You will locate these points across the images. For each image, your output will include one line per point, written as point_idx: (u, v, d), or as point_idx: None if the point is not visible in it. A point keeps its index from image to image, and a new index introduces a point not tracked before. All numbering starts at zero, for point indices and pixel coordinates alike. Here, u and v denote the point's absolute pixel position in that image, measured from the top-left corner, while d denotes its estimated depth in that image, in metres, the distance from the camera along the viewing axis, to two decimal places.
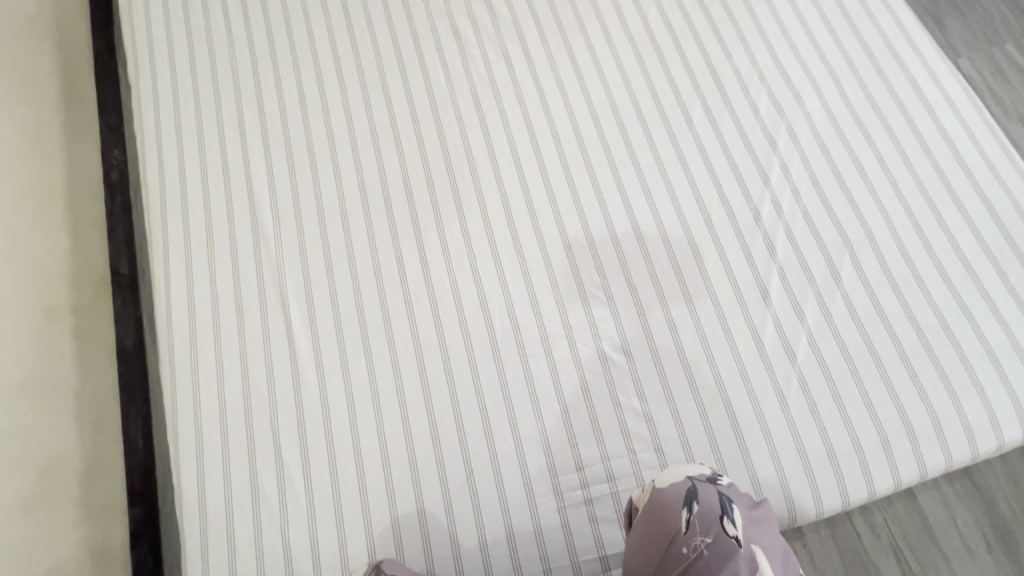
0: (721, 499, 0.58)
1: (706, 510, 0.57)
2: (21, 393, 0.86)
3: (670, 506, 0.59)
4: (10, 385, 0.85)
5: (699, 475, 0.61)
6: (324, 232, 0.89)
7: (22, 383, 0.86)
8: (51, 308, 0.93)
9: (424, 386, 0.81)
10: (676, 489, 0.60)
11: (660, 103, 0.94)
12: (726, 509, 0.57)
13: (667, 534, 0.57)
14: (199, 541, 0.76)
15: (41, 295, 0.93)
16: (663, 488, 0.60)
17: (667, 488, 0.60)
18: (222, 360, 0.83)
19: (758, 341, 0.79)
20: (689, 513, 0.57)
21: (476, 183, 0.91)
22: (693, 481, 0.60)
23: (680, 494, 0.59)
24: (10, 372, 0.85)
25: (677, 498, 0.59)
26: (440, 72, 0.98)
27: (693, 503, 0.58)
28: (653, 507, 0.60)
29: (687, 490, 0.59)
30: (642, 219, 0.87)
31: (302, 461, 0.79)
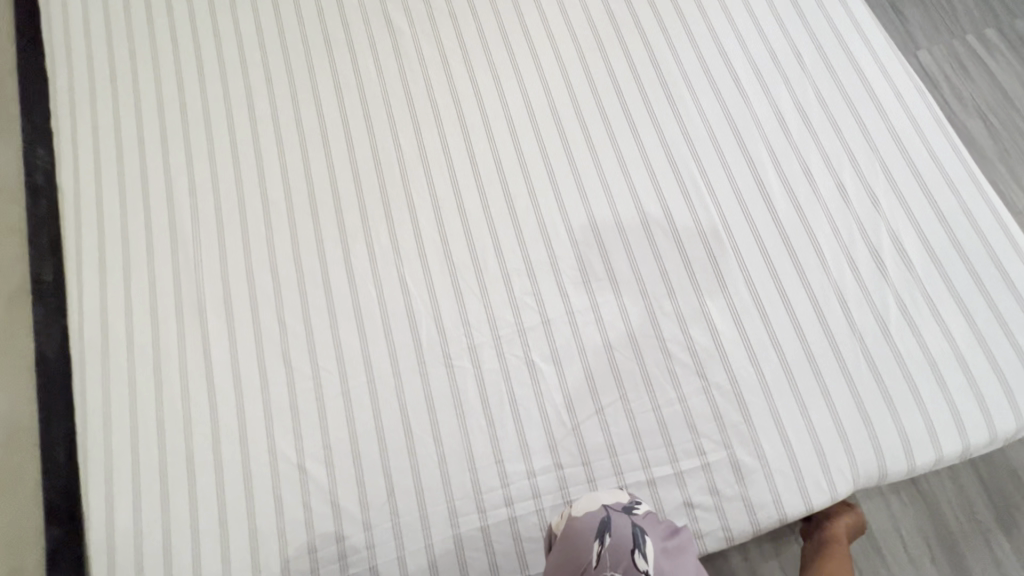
0: (633, 530, 0.55)
1: (617, 542, 0.54)
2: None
3: (581, 539, 0.55)
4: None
5: (614, 505, 0.59)
6: (246, 238, 0.85)
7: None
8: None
9: (346, 401, 0.77)
10: (590, 518, 0.57)
11: (600, 100, 0.90)
12: (638, 540, 0.54)
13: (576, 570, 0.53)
14: (105, 563, 0.72)
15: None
16: (577, 517, 0.57)
17: (581, 517, 0.57)
18: (135, 374, 0.79)
19: (693, 350, 0.76)
20: (600, 545, 0.54)
21: (406, 186, 0.86)
22: (607, 510, 0.58)
23: (593, 524, 0.56)
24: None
25: (590, 529, 0.56)
26: (372, 68, 0.93)
27: (605, 534, 0.55)
28: (565, 537, 0.56)
29: (601, 520, 0.56)
30: (577, 223, 0.83)
31: (216, 479, 0.75)
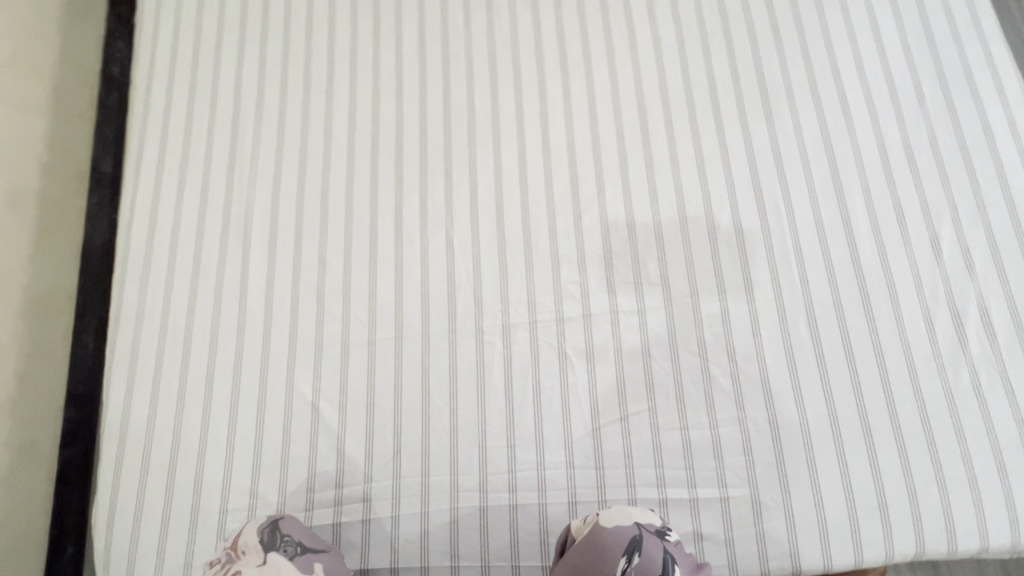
0: (665, 557, 0.57)
1: (645, 565, 0.57)
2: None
3: (611, 550, 0.58)
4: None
5: (649, 524, 0.61)
6: (303, 169, 0.84)
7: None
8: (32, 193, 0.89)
9: (370, 352, 0.76)
10: (621, 532, 0.59)
11: (691, 98, 0.84)
12: (669, 570, 0.56)
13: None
14: (116, 451, 0.75)
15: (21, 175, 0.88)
16: (607, 529, 0.60)
17: (612, 530, 0.60)
18: (173, 279, 0.80)
19: (734, 378, 0.71)
20: (627, 563, 0.57)
21: (472, 149, 0.83)
22: (640, 529, 0.60)
23: (623, 540, 0.59)
24: None
25: (619, 544, 0.59)
26: (461, 21, 0.90)
27: (634, 552, 0.58)
28: (592, 545, 0.59)
29: (632, 537, 0.59)
30: (641, 220, 0.78)
31: (232, 398, 0.75)
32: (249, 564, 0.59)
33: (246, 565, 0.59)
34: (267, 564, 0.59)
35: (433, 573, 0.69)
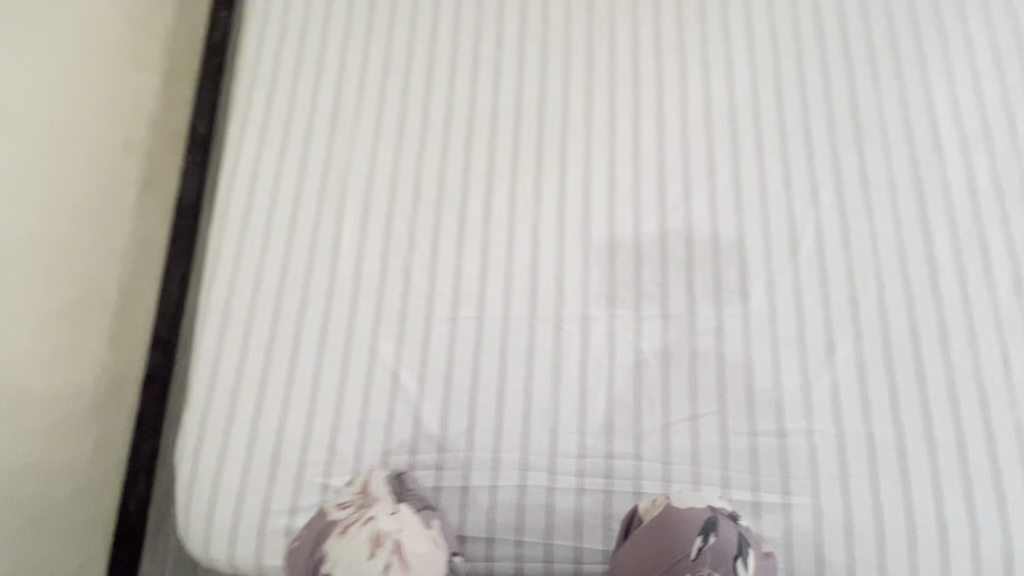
0: (739, 540, 0.64)
1: (721, 546, 0.63)
2: (106, 223, 0.88)
3: (690, 528, 0.64)
4: (101, 210, 0.87)
5: (722, 507, 0.67)
6: (399, 148, 0.88)
7: (103, 211, 0.87)
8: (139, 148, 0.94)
9: (452, 329, 0.79)
10: (697, 516, 0.65)
11: (782, 115, 0.86)
12: (742, 550, 0.63)
13: (679, 550, 0.64)
14: (204, 395, 0.79)
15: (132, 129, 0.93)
16: (683, 510, 0.65)
17: (688, 513, 0.65)
18: (269, 240, 0.85)
19: (805, 390, 0.73)
20: (703, 543, 0.63)
21: (563, 144, 0.86)
22: (714, 513, 0.66)
23: (699, 523, 0.64)
24: (84, 187, 0.84)
25: (696, 527, 0.64)
26: (562, 20, 0.92)
27: (710, 534, 0.64)
28: (666, 525, 0.65)
29: (708, 520, 0.65)
30: (725, 229, 0.80)
31: (317, 358, 0.79)
32: (383, 511, 0.66)
33: (381, 511, 0.66)
34: (399, 514, 0.66)
35: (498, 544, 0.72)
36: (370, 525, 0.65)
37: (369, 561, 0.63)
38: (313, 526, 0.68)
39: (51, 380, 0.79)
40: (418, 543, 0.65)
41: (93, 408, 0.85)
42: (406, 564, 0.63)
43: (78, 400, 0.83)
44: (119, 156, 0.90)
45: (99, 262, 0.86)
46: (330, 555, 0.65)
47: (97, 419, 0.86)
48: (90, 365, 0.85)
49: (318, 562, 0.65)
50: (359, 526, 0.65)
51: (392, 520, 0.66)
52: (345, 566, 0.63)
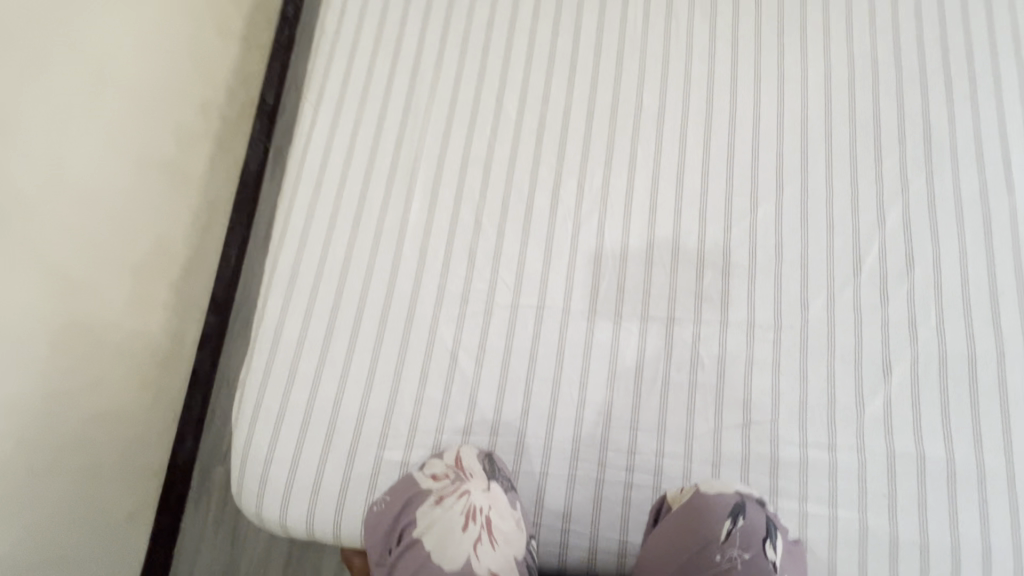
0: (767, 523, 0.65)
1: (749, 528, 0.64)
2: (183, 184, 0.91)
3: (719, 510, 0.65)
4: (181, 172, 0.90)
5: (749, 494, 0.68)
6: (471, 134, 0.89)
7: (183, 174, 0.90)
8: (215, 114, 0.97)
9: (511, 316, 0.80)
10: (724, 499, 0.66)
11: (853, 134, 0.86)
12: (770, 533, 0.64)
13: (708, 530, 0.64)
14: (266, 358, 0.81)
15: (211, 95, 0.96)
16: (710, 494, 0.67)
17: (716, 496, 0.66)
18: (338, 214, 0.87)
19: (859, 408, 0.74)
20: (732, 525, 0.64)
21: (633, 144, 0.87)
22: (742, 498, 0.67)
23: (727, 506, 0.66)
24: (169, 149, 0.87)
25: (724, 509, 0.65)
26: (640, 21, 0.93)
27: (739, 516, 0.65)
28: (694, 506, 0.66)
29: (735, 504, 0.66)
30: (789, 242, 0.81)
31: (377, 332, 0.81)
32: (477, 486, 0.69)
33: (474, 486, 0.69)
34: (491, 491, 0.69)
35: (543, 532, 0.73)
36: (465, 498, 0.68)
37: (462, 532, 0.66)
38: (401, 494, 0.71)
39: (126, 333, 0.82)
40: (506, 522, 0.67)
41: (157, 360, 0.89)
42: (495, 540, 0.66)
43: (145, 352, 0.86)
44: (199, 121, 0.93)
45: (174, 222, 0.90)
46: (421, 520, 0.68)
47: (159, 371, 0.90)
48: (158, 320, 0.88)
49: (405, 526, 0.69)
50: (455, 498, 0.68)
51: (485, 496, 0.68)
52: (435, 532, 0.67)
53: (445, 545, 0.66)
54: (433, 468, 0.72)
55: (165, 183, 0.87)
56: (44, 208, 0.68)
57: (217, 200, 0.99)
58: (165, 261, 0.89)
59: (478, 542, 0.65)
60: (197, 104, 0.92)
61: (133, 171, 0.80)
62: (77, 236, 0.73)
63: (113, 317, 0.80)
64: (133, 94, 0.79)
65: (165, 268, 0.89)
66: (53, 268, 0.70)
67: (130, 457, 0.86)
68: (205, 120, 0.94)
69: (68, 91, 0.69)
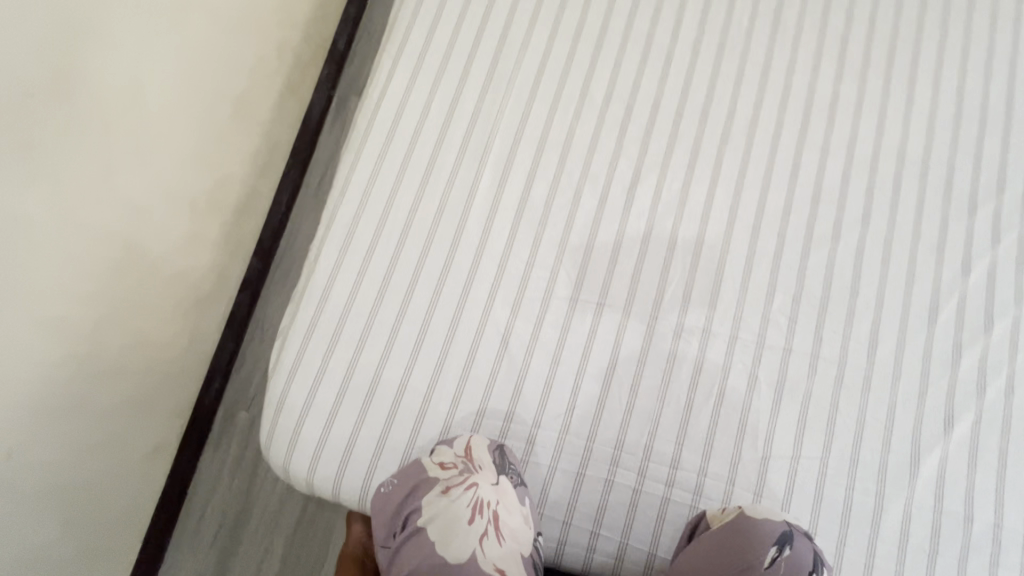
0: (814, 557, 0.63)
1: (796, 560, 0.62)
2: (246, 126, 0.92)
3: (765, 536, 0.64)
4: (247, 114, 0.91)
5: (796, 526, 0.66)
6: (552, 114, 0.86)
7: (248, 115, 0.91)
8: (288, 55, 0.98)
9: (569, 309, 0.78)
10: (772, 527, 0.64)
11: (950, 177, 0.82)
12: (817, 568, 0.62)
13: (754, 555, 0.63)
14: (313, 311, 0.79)
15: (286, 33, 0.96)
16: (758, 519, 0.65)
17: (764, 522, 0.65)
18: (404, 175, 0.83)
19: (913, 460, 0.72)
20: (779, 554, 0.62)
21: (719, 153, 0.84)
22: (790, 528, 0.65)
23: (775, 533, 0.64)
24: (241, 87, 0.88)
25: (772, 536, 0.64)
26: (744, 26, 0.90)
27: (785, 546, 0.63)
28: (742, 529, 0.64)
29: (783, 533, 0.64)
30: (866, 278, 0.78)
31: (430, 303, 0.78)
32: (486, 480, 0.68)
33: (483, 480, 0.68)
34: (500, 486, 0.68)
35: (573, 534, 0.72)
36: (473, 491, 0.67)
37: (469, 525, 0.65)
38: (409, 479, 0.69)
39: (176, 262, 0.83)
40: (513, 518, 0.66)
41: (200, 296, 0.90)
42: (501, 536, 0.65)
43: (190, 285, 0.87)
44: (273, 61, 0.94)
45: (233, 162, 0.90)
46: (426, 509, 0.67)
47: (201, 307, 0.91)
48: (206, 255, 0.89)
49: (411, 512, 0.67)
50: (462, 490, 0.67)
51: (494, 491, 0.67)
52: (439, 523, 0.65)
53: (450, 538, 0.64)
54: (442, 456, 0.70)
55: (231, 121, 0.87)
56: (116, 129, 0.68)
57: (270, 162, 1.00)
58: (220, 199, 0.89)
59: (484, 536, 0.64)
60: (272, 43, 0.93)
61: (193, 140, 0.81)
62: (144, 184, 0.74)
63: (165, 283, 0.82)
64: (214, 34, 0.80)
65: (219, 206, 0.89)
66: (112, 233, 0.72)
67: (165, 415, 0.89)
68: (265, 81, 0.93)
69: (147, 40, 0.70)
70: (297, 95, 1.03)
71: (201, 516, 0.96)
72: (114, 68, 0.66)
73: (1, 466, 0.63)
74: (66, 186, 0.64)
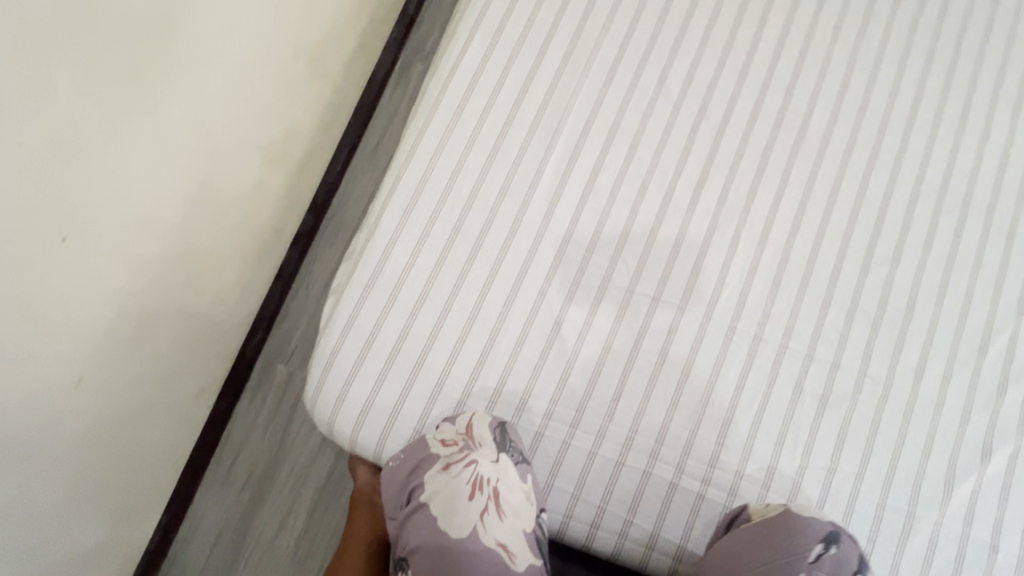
0: (858, 558, 0.66)
1: (841, 558, 0.65)
2: (318, 81, 0.93)
3: (813, 531, 0.66)
4: (320, 69, 0.93)
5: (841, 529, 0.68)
6: (626, 103, 0.85)
7: (320, 71, 0.93)
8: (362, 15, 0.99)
9: (624, 300, 0.78)
10: (823, 526, 0.67)
11: (1018, 212, 0.82)
12: (861, 569, 0.65)
13: (799, 547, 0.65)
14: (370, 274, 0.79)
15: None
16: (810, 517, 0.67)
17: (816, 521, 0.67)
18: (472, 147, 0.83)
19: (945, 485, 0.73)
20: (825, 551, 0.65)
21: (789, 161, 0.83)
22: (839, 529, 0.67)
23: (825, 532, 0.66)
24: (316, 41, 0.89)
25: (822, 534, 0.66)
26: (829, 35, 0.88)
27: (833, 545, 0.66)
28: (793, 523, 0.66)
29: (832, 533, 0.66)
30: (921, 304, 0.79)
31: (486, 279, 0.79)
32: (485, 458, 0.70)
33: (483, 457, 0.70)
34: (499, 464, 0.71)
35: (604, 521, 0.73)
36: (472, 468, 0.71)
37: (469, 501, 0.70)
38: (412, 455, 0.73)
39: (242, 210, 0.86)
40: (513, 495, 0.70)
41: (259, 244, 0.93)
42: (502, 512, 0.70)
43: (251, 233, 0.90)
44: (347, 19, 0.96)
45: (301, 115, 0.92)
46: (429, 485, 0.71)
47: (259, 255, 0.94)
48: (269, 205, 0.91)
49: (414, 489, 0.72)
50: (462, 467, 0.71)
51: (493, 469, 0.70)
52: (442, 497, 0.71)
53: (453, 513, 0.70)
54: (443, 433, 0.72)
55: (304, 74, 0.89)
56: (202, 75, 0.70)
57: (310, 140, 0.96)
58: (286, 151, 0.91)
59: (485, 512, 0.70)
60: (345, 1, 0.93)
61: (270, 91, 0.83)
62: (223, 132, 0.76)
63: (187, 279, 0.79)
64: None
65: (285, 158, 0.92)
66: (184, 195, 0.74)
67: (213, 362, 0.92)
68: (322, 32, 0.90)
69: None
70: (364, 54, 1.03)
71: (232, 466, 0.98)
72: (198, 22, 0.67)
73: (75, 395, 0.67)
74: (74, 199, 0.59)
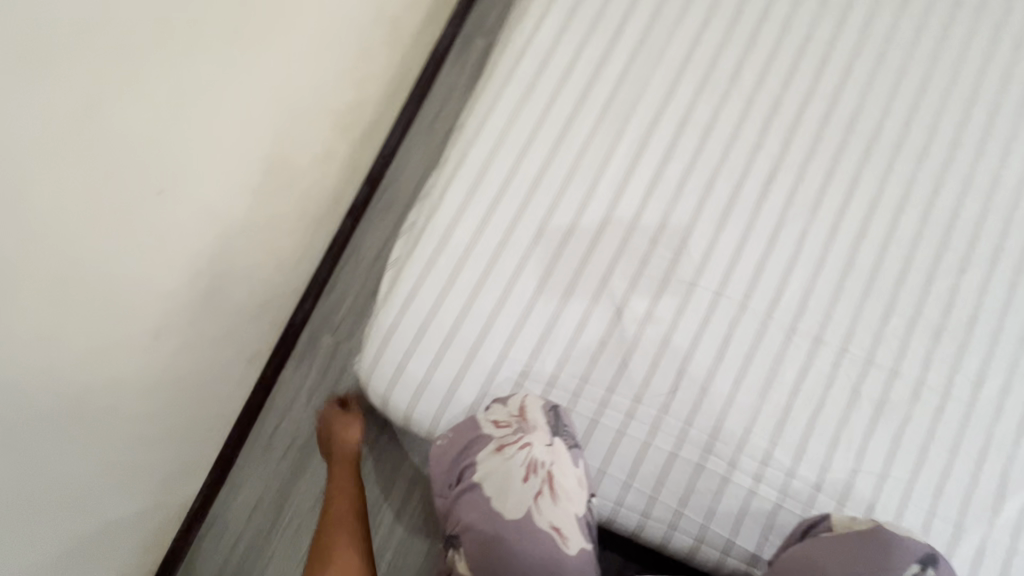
0: None
1: None
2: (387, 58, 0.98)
3: (908, 551, 0.65)
4: (389, 47, 0.97)
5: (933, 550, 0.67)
6: (698, 94, 0.83)
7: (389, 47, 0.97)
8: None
9: (686, 293, 0.78)
10: (918, 546, 0.65)
11: None
12: None
13: (893, 562, 0.64)
14: (431, 250, 0.79)
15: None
16: (903, 535, 0.66)
17: (909, 539, 0.66)
18: (540, 128, 0.82)
19: (996, 499, 0.73)
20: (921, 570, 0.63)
21: (860, 164, 0.82)
22: (934, 552, 0.66)
23: (919, 552, 0.65)
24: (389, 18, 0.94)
25: (916, 553, 0.65)
26: (909, 37, 0.86)
27: (928, 567, 0.64)
28: (885, 538, 0.66)
29: (927, 554, 0.65)
30: (984, 317, 0.78)
31: (548, 263, 0.78)
32: (539, 440, 0.70)
33: (537, 440, 0.70)
34: (553, 447, 0.70)
35: (655, 512, 0.74)
36: (526, 451, 0.70)
37: (523, 483, 0.69)
38: (464, 434, 0.73)
39: (309, 175, 0.90)
40: (567, 479, 0.70)
41: (323, 208, 0.98)
42: (556, 495, 0.69)
43: (316, 197, 0.94)
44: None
45: (369, 87, 0.96)
46: (481, 465, 0.71)
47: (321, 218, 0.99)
48: (333, 171, 0.96)
49: (465, 468, 0.72)
50: (516, 449, 0.70)
51: (547, 452, 0.70)
52: (494, 477, 0.70)
53: (506, 494, 0.69)
54: (496, 414, 0.72)
55: (373, 47, 0.93)
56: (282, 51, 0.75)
57: (350, 124, 0.95)
58: (353, 120, 0.96)
59: (539, 495, 0.69)
60: None
61: (342, 61, 0.87)
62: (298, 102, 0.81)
63: (228, 264, 0.81)
64: None
65: (351, 126, 0.96)
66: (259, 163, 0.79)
67: (273, 316, 0.97)
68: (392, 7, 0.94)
69: None
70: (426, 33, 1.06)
71: (273, 431, 1.00)
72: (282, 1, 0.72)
73: (152, 344, 0.74)
74: (125, 186, 0.62)
